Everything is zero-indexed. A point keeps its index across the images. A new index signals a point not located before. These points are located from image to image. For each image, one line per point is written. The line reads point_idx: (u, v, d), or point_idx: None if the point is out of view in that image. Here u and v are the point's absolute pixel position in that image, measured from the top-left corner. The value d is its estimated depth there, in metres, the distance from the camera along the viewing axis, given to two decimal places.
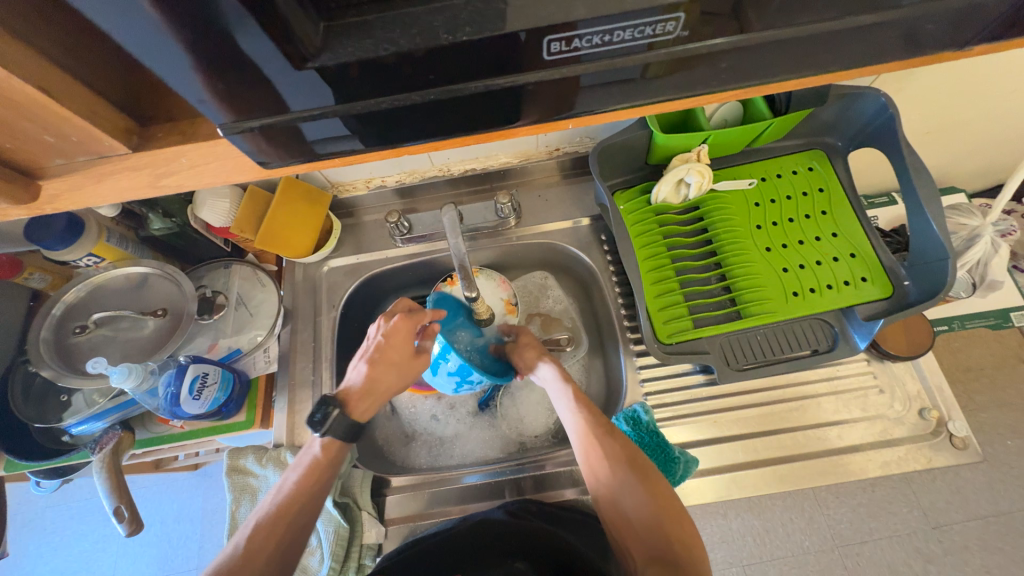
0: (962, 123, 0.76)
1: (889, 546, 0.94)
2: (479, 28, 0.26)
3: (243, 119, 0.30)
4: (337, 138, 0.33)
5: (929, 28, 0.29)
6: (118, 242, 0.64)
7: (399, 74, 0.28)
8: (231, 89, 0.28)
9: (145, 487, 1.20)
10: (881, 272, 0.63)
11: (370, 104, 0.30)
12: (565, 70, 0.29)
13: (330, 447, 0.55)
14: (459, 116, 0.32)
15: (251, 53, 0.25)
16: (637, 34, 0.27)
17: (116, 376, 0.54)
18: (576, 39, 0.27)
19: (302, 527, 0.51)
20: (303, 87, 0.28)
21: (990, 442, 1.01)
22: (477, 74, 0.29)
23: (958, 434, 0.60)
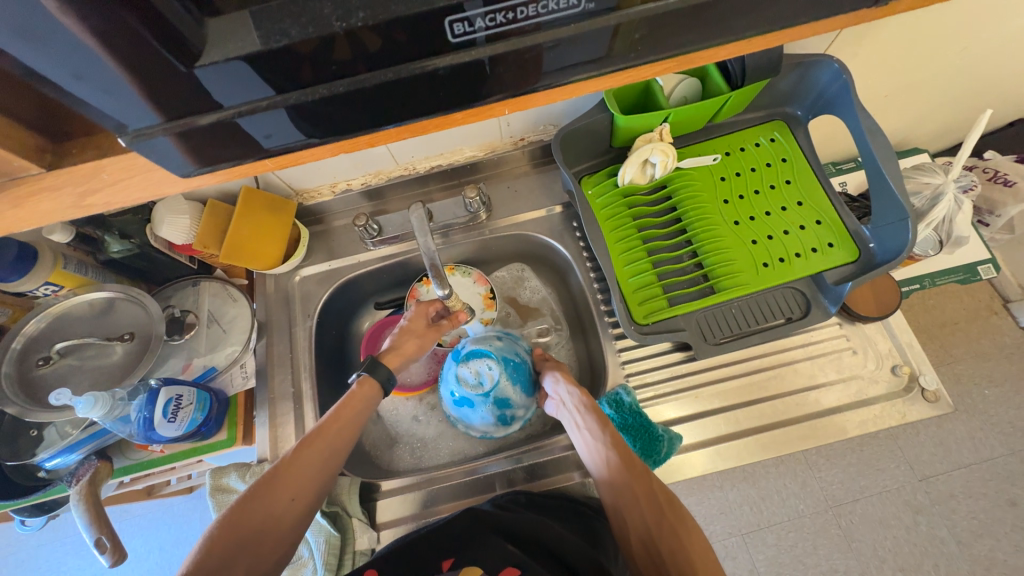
0: (915, 85, 0.77)
1: (880, 501, 0.97)
2: (374, 13, 0.25)
3: (145, 130, 0.28)
4: (257, 139, 0.31)
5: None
6: (77, 267, 0.62)
7: (306, 67, 0.27)
8: (125, 100, 0.26)
9: (141, 515, 1.18)
10: (846, 236, 0.64)
11: (279, 101, 0.29)
12: (472, 53, 0.29)
13: (373, 383, 0.58)
14: (386, 107, 0.31)
15: (138, 59, 0.24)
16: (542, 9, 0.27)
17: (82, 406, 0.52)
18: (477, 19, 0.27)
19: (338, 457, 0.53)
20: (202, 88, 0.27)
21: (968, 393, 1.04)
22: (388, 63, 0.28)
23: (929, 388, 0.62)
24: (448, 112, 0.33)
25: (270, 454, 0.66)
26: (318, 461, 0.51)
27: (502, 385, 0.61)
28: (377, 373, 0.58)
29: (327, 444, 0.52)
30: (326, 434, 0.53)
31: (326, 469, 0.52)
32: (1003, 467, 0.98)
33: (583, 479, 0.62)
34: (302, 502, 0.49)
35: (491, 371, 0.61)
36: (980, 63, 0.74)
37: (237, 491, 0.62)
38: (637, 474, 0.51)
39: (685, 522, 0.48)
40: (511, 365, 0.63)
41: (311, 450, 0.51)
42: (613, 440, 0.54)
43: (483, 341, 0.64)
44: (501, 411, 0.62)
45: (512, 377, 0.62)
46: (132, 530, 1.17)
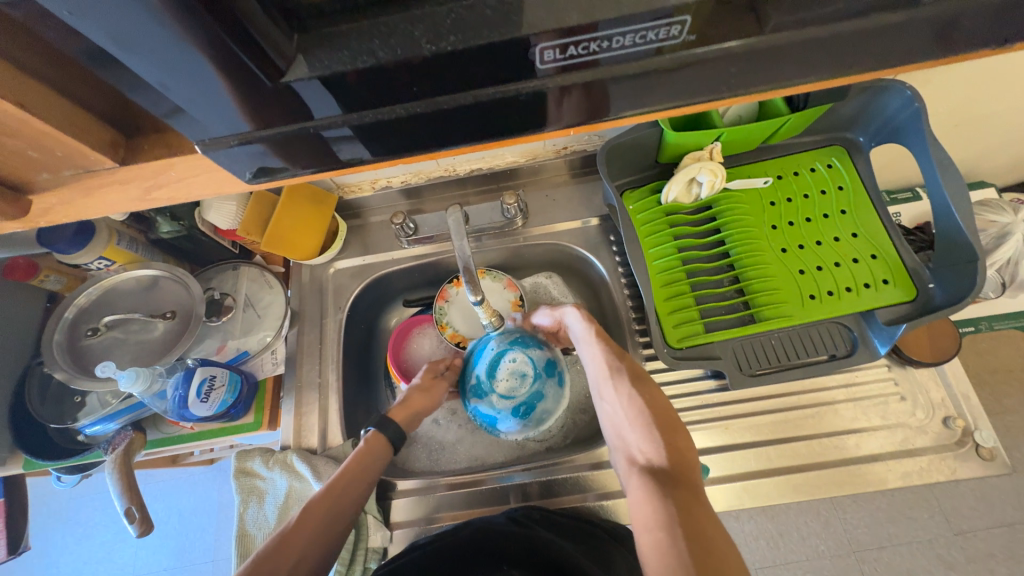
0: (993, 116, 0.72)
1: (909, 553, 0.92)
2: (463, 38, 0.25)
3: (219, 139, 0.29)
4: (322, 152, 0.32)
5: (967, 25, 0.27)
6: (129, 245, 0.64)
7: (379, 88, 0.27)
8: (208, 109, 0.27)
9: (162, 481, 1.23)
10: (904, 274, 0.60)
11: (353, 117, 0.29)
12: (558, 79, 0.28)
13: (382, 440, 0.59)
14: (452, 127, 0.31)
15: (228, 71, 0.25)
16: (638, 40, 0.26)
17: (124, 380, 0.54)
18: (572, 47, 0.26)
19: (346, 512, 0.52)
20: (276, 101, 0.27)
21: (1018, 447, 0.96)
22: (464, 86, 0.28)
23: (985, 445, 0.57)
24: (513, 136, 0.33)
25: (293, 442, 0.67)
26: (324, 516, 0.50)
27: (537, 357, 0.61)
28: (387, 431, 0.60)
29: (332, 501, 0.52)
30: (333, 492, 0.52)
31: (333, 529, 0.50)
32: None
33: (600, 501, 0.61)
34: (308, 563, 0.47)
35: (519, 358, 0.61)
36: None
37: (260, 476, 0.63)
38: (608, 356, 0.55)
39: (653, 391, 0.51)
40: (522, 338, 0.63)
41: (316, 507, 0.50)
42: (592, 330, 0.58)
43: (487, 357, 0.62)
44: (555, 372, 0.63)
45: (533, 343, 0.63)
46: (153, 493, 1.22)
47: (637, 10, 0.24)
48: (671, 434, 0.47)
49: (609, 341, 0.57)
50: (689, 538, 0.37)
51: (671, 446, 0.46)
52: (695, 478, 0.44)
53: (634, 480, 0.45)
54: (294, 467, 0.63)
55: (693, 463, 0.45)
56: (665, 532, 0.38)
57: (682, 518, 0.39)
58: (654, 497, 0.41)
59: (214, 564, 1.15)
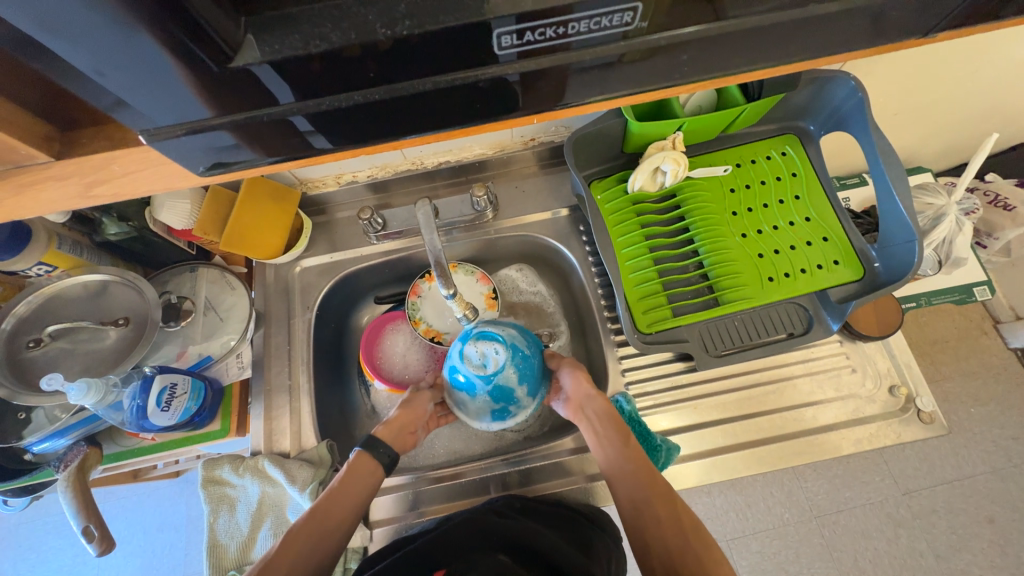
0: (926, 105, 0.77)
1: (863, 514, 0.99)
2: (418, 23, 0.25)
3: (166, 128, 0.28)
4: (279, 142, 0.31)
5: (893, 16, 0.29)
6: (71, 248, 0.60)
7: (335, 73, 0.27)
8: (150, 97, 0.26)
9: (123, 497, 1.17)
10: (852, 255, 0.64)
11: (309, 105, 0.28)
12: (516, 65, 0.28)
13: (370, 457, 0.57)
14: (413, 115, 0.30)
15: (172, 57, 0.24)
16: (592, 26, 0.26)
17: (74, 393, 0.51)
18: (527, 33, 0.26)
19: (336, 532, 0.51)
20: (224, 88, 0.26)
21: (955, 411, 1.05)
22: (424, 72, 0.28)
23: (926, 410, 0.62)
24: (477, 123, 0.33)
25: (264, 447, 0.65)
26: (314, 538, 0.49)
27: (505, 375, 0.60)
28: (376, 450, 0.58)
29: (320, 522, 0.51)
30: (319, 512, 0.51)
31: (322, 548, 0.49)
32: (983, 484, 1.00)
33: (578, 485, 0.62)
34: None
35: (498, 356, 0.59)
36: (992, 86, 0.74)
37: (230, 484, 0.61)
38: (658, 490, 0.51)
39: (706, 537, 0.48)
40: (522, 357, 0.61)
41: (303, 528, 0.49)
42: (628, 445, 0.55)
43: (500, 327, 0.63)
44: (502, 400, 0.61)
45: (518, 371, 0.61)
46: (115, 511, 1.16)
47: None
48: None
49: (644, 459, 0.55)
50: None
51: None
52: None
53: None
54: (266, 472, 0.61)
55: None
56: None
57: None
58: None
59: None
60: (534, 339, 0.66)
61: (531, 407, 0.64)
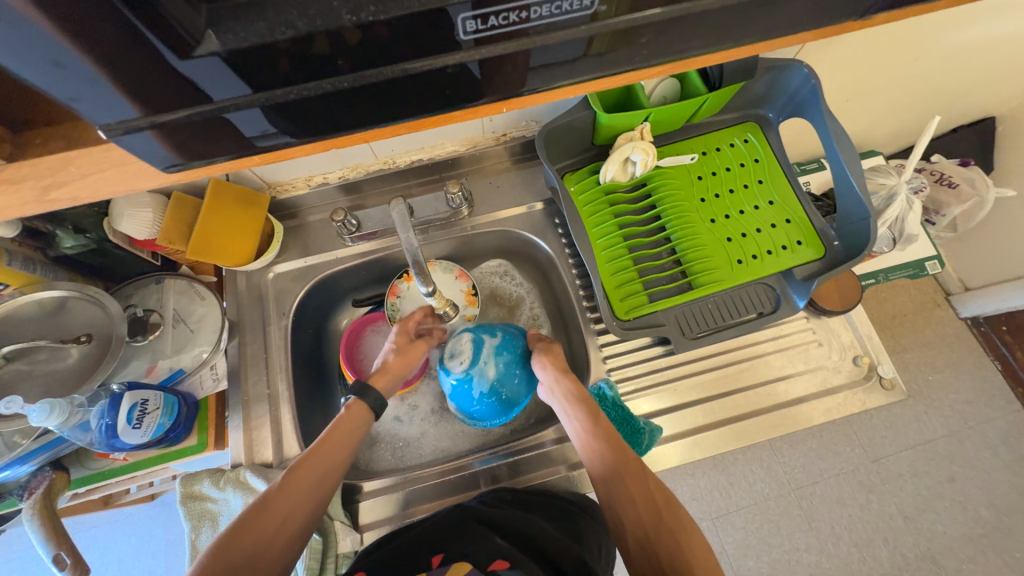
0: (874, 90, 0.81)
1: (837, 483, 1.04)
2: (385, 8, 0.25)
3: (130, 122, 0.27)
4: (246, 134, 0.31)
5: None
6: (23, 265, 0.56)
7: (301, 62, 0.26)
8: (109, 89, 0.25)
9: (96, 527, 1.11)
10: (814, 234, 0.67)
11: (277, 94, 0.28)
12: (485, 50, 0.28)
13: (365, 405, 0.58)
14: (383, 102, 0.30)
15: (129, 46, 0.23)
16: (556, 9, 0.26)
17: (36, 415, 0.48)
18: (493, 17, 0.26)
19: (334, 473, 0.52)
20: (186, 77, 0.25)
21: (915, 379, 1.11)
22: (393, 58, 0.27)
23: (886, 376, 0.66)
24: (449, 109, 0.33)
25: (245, 459, 0.63)
26: (316, 474, 0.51)
27: (444, 378, 0.63)
28: (368, 397, 0.58)
29: (320, 465, 0.51)
30: (319, 452, 0.52)
31: (323, 483, 0.51)
32: (943, 446, 1.06)
33: (567, 473, 0.63)
34: (297, 520, 0.48)
35: (456, 368, 0.61)
36: (933, 71, 0.79)
37: (210, 499, 0.60)
38: (633, 473, 0.51)
39: (672, 504, 0.49)
40: (463, 389, 0.62)
41: (304, 466, 0.51)
42: (607, 437, 0.54)
43: (489, 359, 0.62)
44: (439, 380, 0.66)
45: (450, 388, 0.63)
46: (88, 542, 1.10)
47: None
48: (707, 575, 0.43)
49: (624, 447, 0.54)
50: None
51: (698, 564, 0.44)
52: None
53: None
54: (248, 483, 0.60)
55: None
56: None
57: None
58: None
59: None
60: (505, 395, 0.62)
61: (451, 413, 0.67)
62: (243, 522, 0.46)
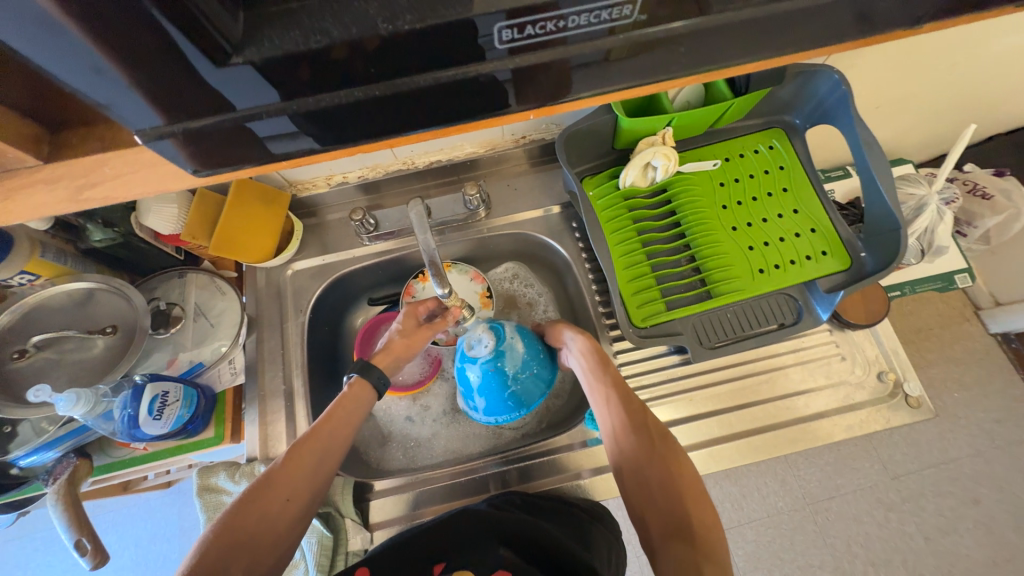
0: (906, 97, 0.79)
1: (854, 500, 1.01)
2: (421, 16, 0.25)
3: (163, 127, 0.27)
4: (275, 143, 0.31)
5: (880, 7, 0.29)
6: (55, 257, 0.58)
7: (333, 70, 0.26)
8: (149, 93, 0.25)
9: (113, 511, 1.14)
10: (840, 245, 0.65)
11: (307, 102, 0.28)
12: (519, 60, 0.28)
13: (367, 385, 0.57)
14: (410, 111, 0.30)
15: (167, 51, 0.23)
16: (593, 19, 0.26)
17: (63, 404, 0.50)
18: (529, 26, 0.26)
19: (335, 455, 0.52)
20: (223, 84, 0.26)
21: (940, 396, 1.07)
22: (424, 67, 0.28)
23: (913, 394, 0.64)
24: (476, 120, 0.32)
25: (260, 453, 0.64)
26: (317, 456, 0.51)
27: (473, 371, 0.60)
28: (370, 376, 0.57)
29: (321, 446, 0.51)
30: (320, 435, 0.52)
31: (325, 466, 0.51)
32: (968, 466, 1.02)
33: (578, 480, 0.63)
34: (298, 503, 0.48)
35: (484, 350, 0.60)
36: (969, 78, 0.77)
37: (226, 491, 0.61)
38: (635, 412, 0.52)
39: (676, 455, 0.49)
40: (496, 374, 0.60)
41: (305, 449, 0.50)
42: (612, 380, 0.55)
43: (512, 334, 0.62)
44: (461, 385, 0.63)
45: (480, 380, 0.60)
46: (105, 525, 1.13)
47: None
48: (698, 509, 0.45)
49: (628, 391, 0.55)
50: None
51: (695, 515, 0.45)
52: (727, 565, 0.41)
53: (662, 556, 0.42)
54: None
55: (716, 540, 0.44)
56: None
57: None
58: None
59: None
60: (535, 371, 0.62)
61: (481, 412, 0.63)
62: (246, 504, 0.46)
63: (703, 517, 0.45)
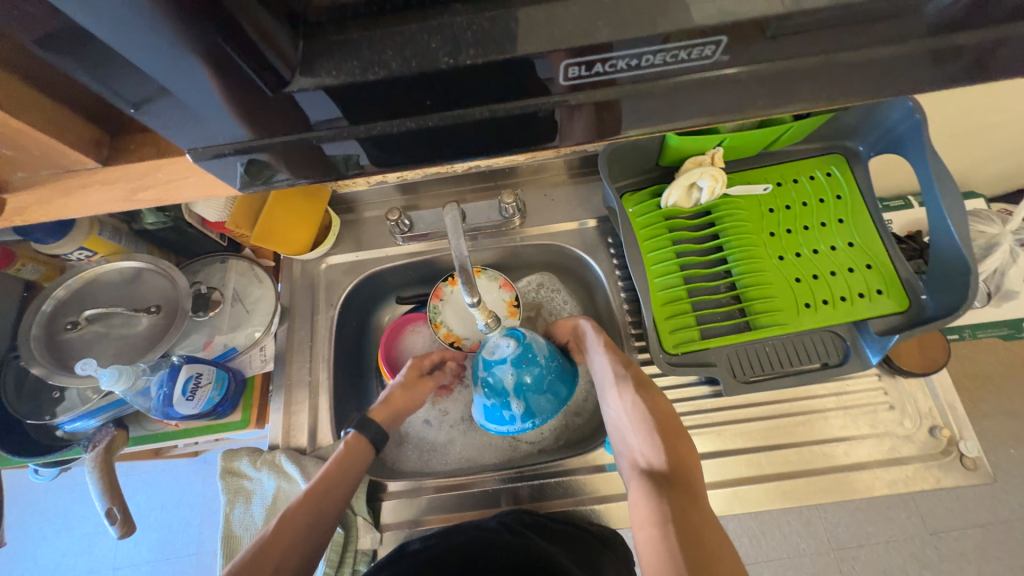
0: (986, 127, 0.72)
1: (886, 552, 0.94)
2: (484, 52, 0.24)
3: (213, 145, 0.28)
4: (325, 164, 0.31)
5: (1003, 52, 0.26)
6: (111, 235, 0.61)
7: (387, 100, 0.26)
8: (206, 112, 0.26)
9: (144, 472, 1.21)
10: (898, 285, 0.60)
11: (360, 129, 0.28)
12: (582, 96, 0.27)
13: (364, 443, 0.59)
14: (460, 142, 0.29)
15: (226, 74, 0.24)
16: (668, 59, 0.25)
17: (106, 379, 0.52)
18: (602, 63, 0.25)
19: (330, 515, 0.53)
20: (278, 108, 0.26)
21: (994, 451, 0.99)
22: (480, 101, 0.27)
23: (969, 454, 0.59)
24: (528, 151, 0.32)
25: (281, 442, 0.65)
26: (313, 515, 0.51)
27: (507, 370, 0.59)
28: (368, 431, 0.60)
29: (318, 504, 0.52)
30: (315, 496, 0.52)
31: (316, 532, 0.51)
32: (1020, 531, 0.93)
33: (591, 505, 0.61)
34: (293, 562, 0.47)
35: (513, 344, 0.60)
36: None
37: (246, 476, 0.62)
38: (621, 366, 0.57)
39: (657, 400, 0.53)
40: (529, 367, 0.59)
41: (300, 509, 0.51)
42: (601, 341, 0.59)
43: (532, 332, 0.63)
44: (493, 398, 0.59)
45: (517, 377, 0.58)
46: (136, 485, 1.20)
47: (665, 27, 0.23)
48: (676, 442, 0.50)
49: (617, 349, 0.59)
50: (697, 551, 0.39)
51: (672, 451, 0.49)
52: (698, 492, 0.45)
53: (635, 483, 0.48)
54: (282, 467, 0.62)
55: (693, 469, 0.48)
56: (659, 530, 0.41)
57: (680, 520, 0.42)
58: (664, 511, 0.43)
59: (196, 558, 1.13)
60: (558, 364, 0.62)
61: (519, 417, 0.59)
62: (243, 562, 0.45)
63: (682, 451, 0.49)
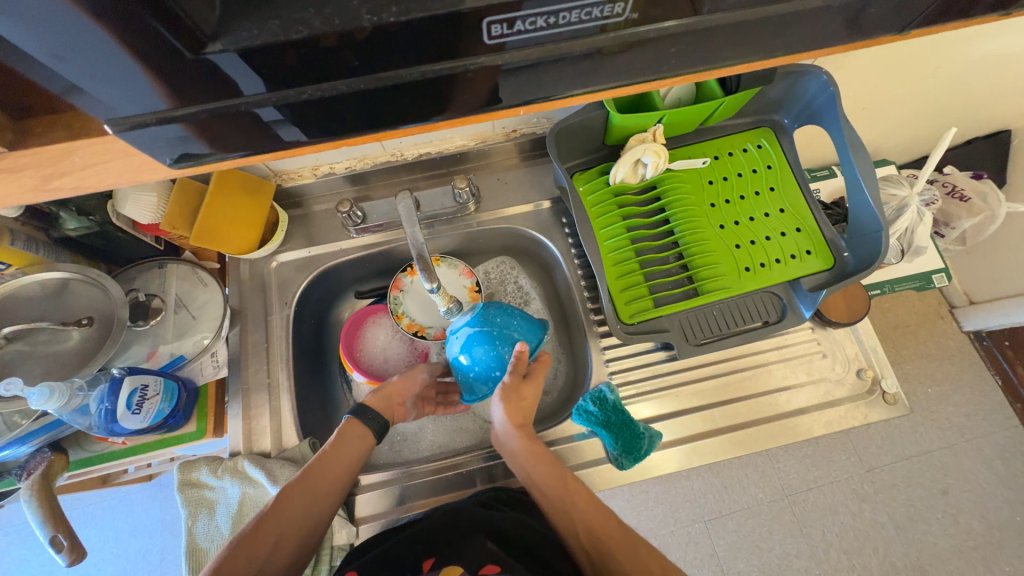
0: (893, 98, 0.80)
1: (831, 490, 1.04)
2: (405, 9, 0.24)
3: (130, 119, 0.27)
4: (259, 134, 0.30)
5: (879, 14, 0.29)
6: (25, 245, 0.55)
7: (315, 60, 0.26)
8: (116, 83, 0.25)
9: (94, 504, 1.13)
10: (823, 245, 0.66)
11: (288, 94, 0.27)
12: (507, 56, 0.28)
13: (360, 423, 0.59)
14: (394, 107, 0.30)
15: (132, 38, 0.22)
16: (585, 15, 0.26)
17: (35, 398, 0.48)
18: (519, 21, 0.26)
19: (328, 491, 0.54)
20: (199, 74, 0.25)
21: (915, 391, 1.10)
22: (411, 61, 0.27)
23: (890, 391, 0.66)
24: (466, 115, 0.32)
25: (243, 448, 0.63)
26: (310, 496, 0.52)
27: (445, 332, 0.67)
28: (366, 417, 0.60)
29: (309, 488, 0.53)
30: (308, 481, 0.53)
31: (315, 509, 0.52)
32: (939, 459, 1.06)
33: None
34: (290, 543, 0.50)
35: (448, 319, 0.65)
36: (950, 81, 0.78)
37: (208, 486, 0.60)
38: (618, 542, 0.49)
39: None
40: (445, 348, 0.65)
41: (293, 494, 0.52)
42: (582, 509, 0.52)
43: (461, 335, 0.62)
44: None
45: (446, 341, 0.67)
46: (83, 518, 1.12)
47: None
48: None
49: (605, 512, 0.52)
50: None
51: None
52: None
53: None
54: (246, 473, 0.60)
55: None
56: None
57: None
58: None
59: None
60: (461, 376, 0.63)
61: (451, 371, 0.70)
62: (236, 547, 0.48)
63: None
